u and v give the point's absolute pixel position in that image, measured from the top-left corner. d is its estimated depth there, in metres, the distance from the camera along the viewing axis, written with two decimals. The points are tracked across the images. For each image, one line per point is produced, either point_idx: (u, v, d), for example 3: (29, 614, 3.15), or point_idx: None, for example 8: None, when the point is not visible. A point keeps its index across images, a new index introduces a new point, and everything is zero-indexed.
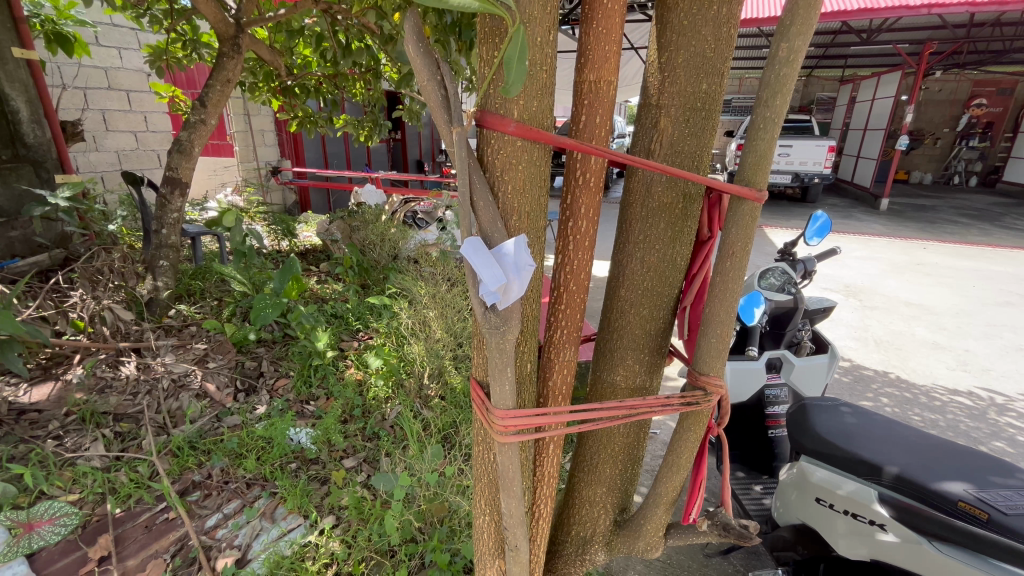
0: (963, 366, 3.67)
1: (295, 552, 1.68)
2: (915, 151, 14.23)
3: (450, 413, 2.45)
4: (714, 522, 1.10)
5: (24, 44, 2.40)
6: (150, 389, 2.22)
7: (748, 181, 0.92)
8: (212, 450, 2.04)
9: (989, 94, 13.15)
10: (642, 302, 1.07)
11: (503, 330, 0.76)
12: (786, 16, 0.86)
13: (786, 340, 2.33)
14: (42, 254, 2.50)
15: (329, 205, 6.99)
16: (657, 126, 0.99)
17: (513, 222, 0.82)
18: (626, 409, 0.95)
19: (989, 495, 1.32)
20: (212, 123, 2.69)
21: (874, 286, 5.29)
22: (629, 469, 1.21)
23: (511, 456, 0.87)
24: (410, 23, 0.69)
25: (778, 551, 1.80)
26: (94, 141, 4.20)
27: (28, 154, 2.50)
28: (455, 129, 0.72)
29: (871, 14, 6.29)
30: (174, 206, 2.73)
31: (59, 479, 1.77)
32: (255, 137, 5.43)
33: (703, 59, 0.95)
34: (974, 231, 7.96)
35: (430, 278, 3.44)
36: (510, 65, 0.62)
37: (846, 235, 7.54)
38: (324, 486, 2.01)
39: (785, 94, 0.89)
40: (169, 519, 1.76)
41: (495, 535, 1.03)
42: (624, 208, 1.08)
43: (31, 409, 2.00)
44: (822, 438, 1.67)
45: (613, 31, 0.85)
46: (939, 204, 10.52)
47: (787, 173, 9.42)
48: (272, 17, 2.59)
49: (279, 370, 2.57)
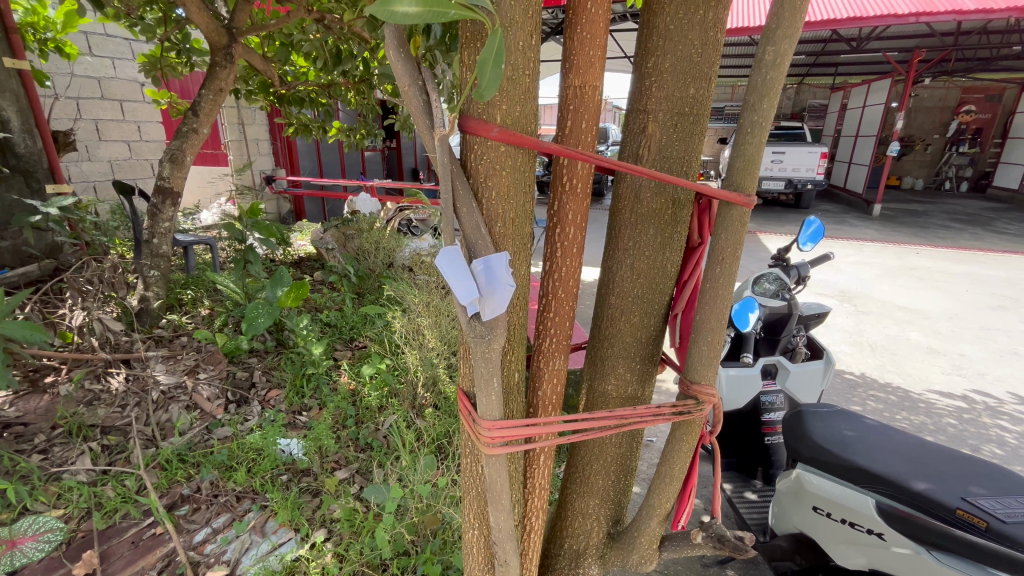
0: (957, 370, 3.67)
1: (285, 567, 1.64)
2: (906, 157, 14.36)
3: (444, 424, 2.42)
4: (708, 534, 1.07)
5: (14, 53, 2.35)
6: (139, 401, 2.18)
7: (737, 185, 0.91)
8: (202, 463, 2.00)
9: (977, 101, 13.33)
10: (632, 309, 1.06)
11: (489, 338, 0.74)
12: (772, 19, 0.86)
13: (781, 346, 2.31)
14: (31, 265, 2.41)
15: (324, 213, 6.96)
16: (645, 131, 0.99)
17: (499, 228, 0.81)
18: (617, 420, 0.92)
19: (988, 503, 1.30)
20: (203, 132, 2.66)
21: (868, 291, 5.31)
22: (622, 480, 1.19)
23: (498, 468, 0.85)
24: (391, 30, 0.68)
25: (776, 561, 1.77)
26: (86, 151, 4.18)
27: (19, 164, 2.43)
28: (436, 133, 0.70)
29: (860, 23, 6.35)
30: (165, 215, 2.69)
31: (44, 494, 1.72)
32: (249, 147, 5.42)
33: (689, 64, 0.95)
34: (966, 236, 8.01)
35: (423, 286, 3.43)
36: (484, 66, 0.59)
37: (839, 240, 7.58)
38: (316, 499, 1.97)
39: (773, 98, 0.89)
40: (156, 534, 1.71)
41: (484, 549, 1.00)
42: (613, 215, 1.08)
43: (16, 422, 1.95)
44: (818, 445, 1.65)
45: (598, 36, 0.84)
46: (930, 210, 10.60)
47: (781, 179, 9.46)
48: (266, 27, 2.55)
49: (271, 381, 2.54)
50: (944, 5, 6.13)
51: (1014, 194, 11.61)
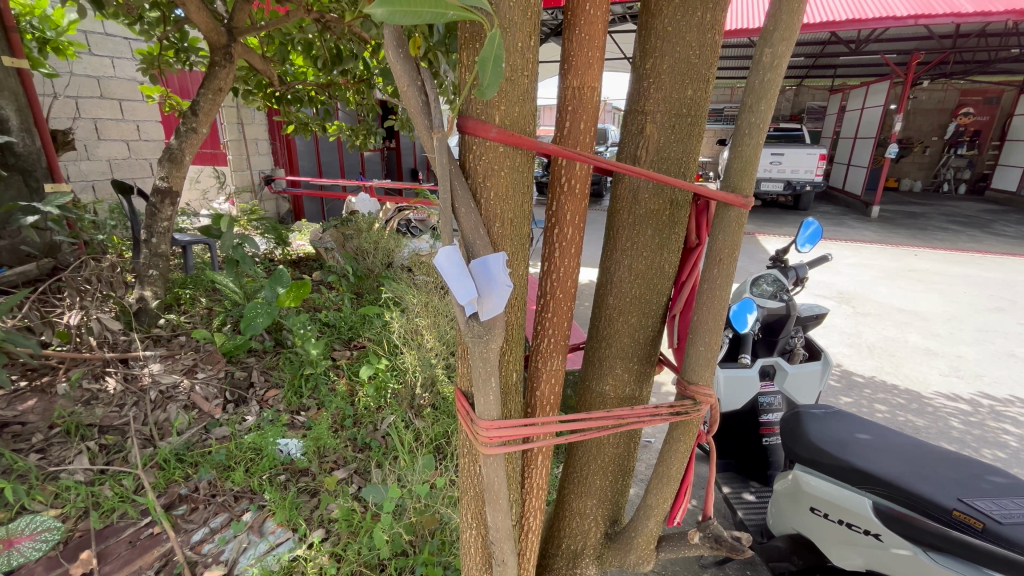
0: (954, 372, 3.68)
1: (283, 567, 1.64)
2: (904, 159, 14.39)
3: (442, 424, 2.42)
4: (706, 535, 1.08)
5: (14, 52, 2.35)
6: (137, 401, 2.18)
7: (734, 186, 0.91)
8: (200, 463, 2.00)
9: (975, 103, 13.37)
10: (631, 309, 1.06)
11: (486, 339, 0.74)
12: (769, 21, 0.86)
13: (779, 347, 2.31)
14: (29, 264, 2.41)
15: (323, 213, 6.95)
16: (643, 132, 0.99)
17: (497, 229, 0.81)
18: (615, 420, 0.92)
19: (984, 504, 1.31)
20: (202, 132, 2.65)
21: (866, 292, 5.32)
22: (619, 481, 1.19)
23: (496, 468, 0.85)
24: (390, 30, 0.68)
25: (774, 562, 1.77)
26: (85, 150, 4.17)
27: (18, 163, 2.42)
28: (435, 134, 0.70)
29: (858, 25, 6.37)
30: (165, 214, 2.68)
31: (41, 493, 1.72)
32: (249, 146, 5.42)
33: (688, 66, 0.95)
34: (964, 238, 8.03)
35: (422, 286, 3.43)
36: (484, 66, 0.59)
37: (838, 242, 7.60)
38: (314, 499, 1.97)
39: (770, 99, 0.89)
40: (154, 534, 1.71)
41: (482, 549, 1.01)
42: (611, 216, 1.08)
43: (14, 422, 1.94)
44: (815, 446, 1.65)
45: (596, 37, 0.84)
46: (929, 212, 10.62)
47: (779, 181, 9.48)
48: (266, 26, 2.56)
49: (269, 381, 2.53)
50: (942, 7, 6.15)
51: (1012, 196, 11.64)
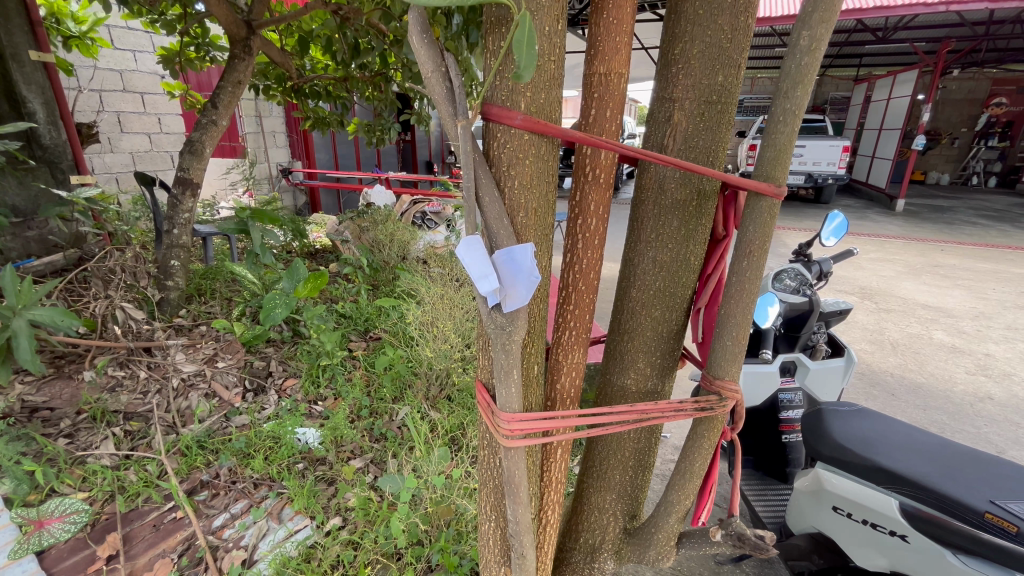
0: (983, 371, 3.57)
1: (301, 553, 1.65)
2: (932, 151, 13.99)
3: (457, 416, 2.42)
4: (727, 533, 1.06)
5: (41, 47, 2.39)
6: (160, 389, 2.23)
7: (767, 176, 0.88)
8: (221, 450, 2.04)
9: (1009, 92, 12.91)
10: (653, 303, 1.04)
11: (509, 330, 0.73)
12: (808, 3, 0.82)
13: (801, 343, 2.24)
14: (57, 254, 2.51)
15: (340, 206, 7.05)
16: (671, 121, 0.97)
17: (521, 219, 0.80)
18: (637, 415, 0.90)
19: (1017, 506, 1.26)
20: (223, 124, 2.66)
21: (890, 288, 5.19)
22: (639, 475, 1.17)
23: (517, 461, 0.84)
24: (414, 14, 0.66)
25: (792, 561, 1.76)
26: (109, 142, 4.25)
27: (44, 156, 2.47)
28: (459, 121, 0.67)
29: (887, 12, 6.16)
30: (186, 206, 2.67)
31: (70, 476, 1.77)
32: (266, 139, 5.51)
33: (719, 51, 0.92)
34: (994, 233, 7.78)
35: (438, 280, 3.50)
36: (517, 48, 0.57)
37: (862, 236, 7.42)
38: (331, 488, 1.98)
39: (807, 84, 0.86)
40: (177, 518, 1.75)
41: (501, 541, 1.00)
42: (636, 207, 1.06)
43: (43, 407, 2.00)
44: (839, 445, 1.61)
45: (625, 21, 0.82)
46: (958, 205, 10.31)
47: (801, 174, 9.28)
48: (285, 19, 2.56)
49: (288, 370, 2.55)
50: None
51: None
